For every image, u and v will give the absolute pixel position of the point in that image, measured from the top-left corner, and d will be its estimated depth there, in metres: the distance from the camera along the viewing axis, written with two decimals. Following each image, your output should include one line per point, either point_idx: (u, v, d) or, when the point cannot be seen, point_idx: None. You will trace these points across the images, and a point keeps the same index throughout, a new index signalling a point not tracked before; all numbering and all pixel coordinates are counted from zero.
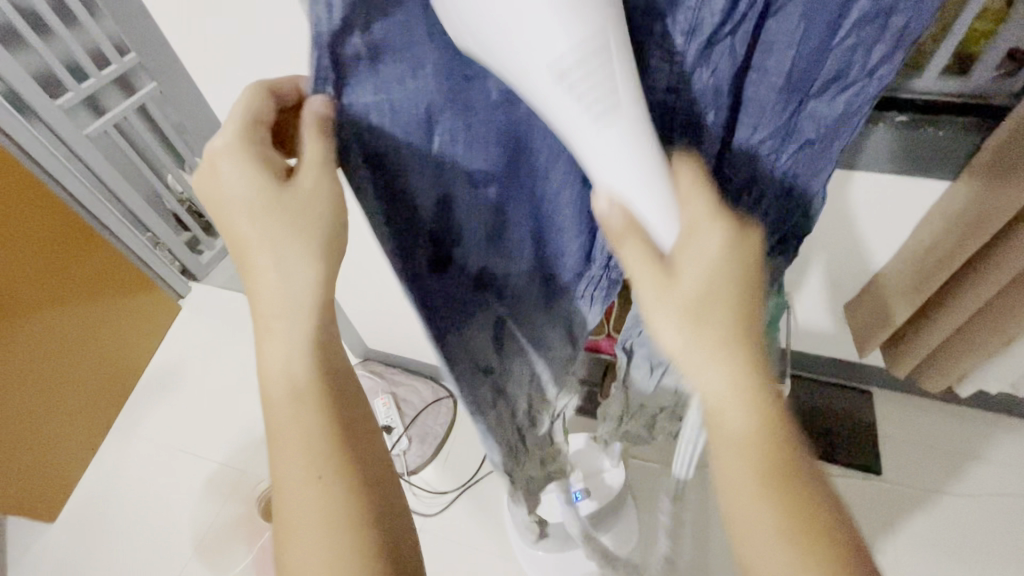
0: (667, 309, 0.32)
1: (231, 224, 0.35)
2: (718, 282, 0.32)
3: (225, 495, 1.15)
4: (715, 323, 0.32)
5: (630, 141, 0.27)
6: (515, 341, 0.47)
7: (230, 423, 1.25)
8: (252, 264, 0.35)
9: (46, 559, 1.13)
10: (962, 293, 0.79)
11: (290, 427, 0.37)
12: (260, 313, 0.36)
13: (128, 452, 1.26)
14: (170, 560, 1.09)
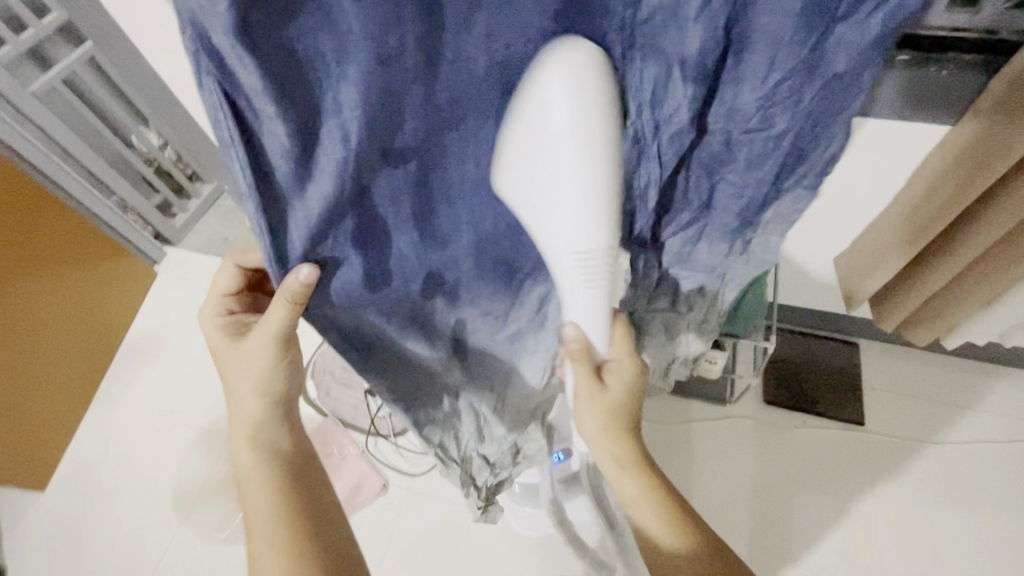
0: (600, 405, 0.54)
1: (227, 375, 0.57)
2: (630, 392, 0.55)
3: (213, 461, 1.16)
4: (620, 416, 0.56)
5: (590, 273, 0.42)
6: (470, 314, 0.48)
7: (214, 390, 1.24)
8: (235, 391, 0.57)
9: (40, 525, 1.14)
10: (956, 244, 0.76)
11: (258, 520, 0.54)
12: (236, 420, 0.57)
13: (114, 420, 1.25)
14: (162, 524, 1.10)
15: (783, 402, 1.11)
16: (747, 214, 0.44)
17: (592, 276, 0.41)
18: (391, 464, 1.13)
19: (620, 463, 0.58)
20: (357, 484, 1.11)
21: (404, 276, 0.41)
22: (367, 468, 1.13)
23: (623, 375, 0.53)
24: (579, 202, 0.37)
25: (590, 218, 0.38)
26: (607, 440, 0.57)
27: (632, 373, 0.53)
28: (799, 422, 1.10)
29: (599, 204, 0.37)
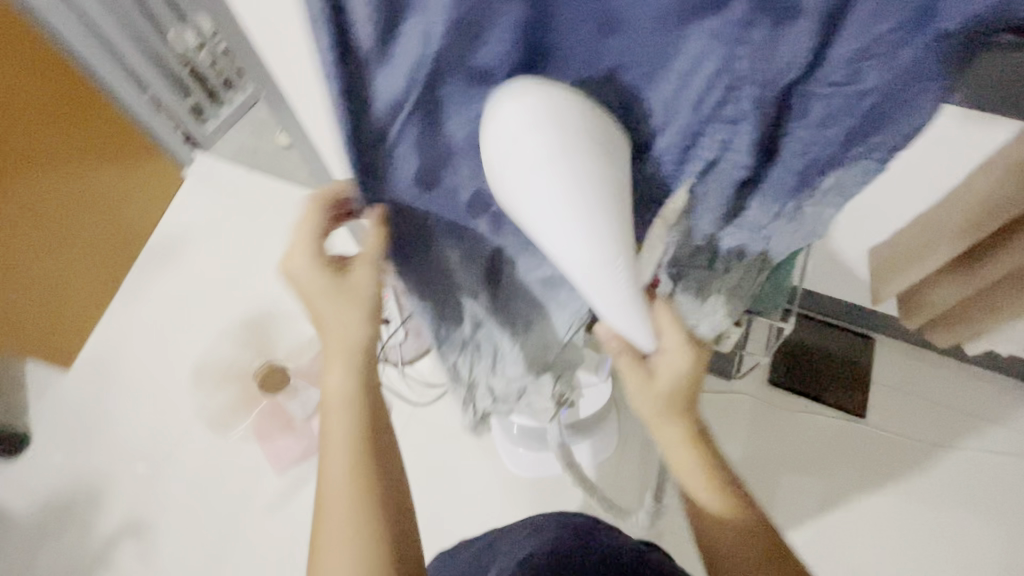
0: (654, 392, 0.56)
1: (317, 297, 0.54)
2: (684, 379, 0.56)
3: (227, 365, 1.20)
4: (680, 399, 0.58)
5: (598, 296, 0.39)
6: (509, 245, 0.47)
7: (232, 298, 1.27)
8: (327, 315, 0.55)
9: (62, 401, 1.21)
10: (975, 266, 0.77)
11: (338, 440, 0.55)
12: (330, 344, 0.56)
13: (136, 313, 1.29)
14: (176, 416, 1.16)
15: (787, 385, 1.11)
16: (804, 176, 0.41)
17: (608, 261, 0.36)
18: (395, 391, 1.17)
19: (681, 443, 0.59)
20: None
21: (449, 196, 0.42)
22: None
23: (676, 363, 0.55)
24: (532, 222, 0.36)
25: (581, 223, 0.35)
26: (664, 417, 0.58)
27: (685, 359, 0.55)
28: (797, 405, 1.11)
29: (598, 206, 0.35)
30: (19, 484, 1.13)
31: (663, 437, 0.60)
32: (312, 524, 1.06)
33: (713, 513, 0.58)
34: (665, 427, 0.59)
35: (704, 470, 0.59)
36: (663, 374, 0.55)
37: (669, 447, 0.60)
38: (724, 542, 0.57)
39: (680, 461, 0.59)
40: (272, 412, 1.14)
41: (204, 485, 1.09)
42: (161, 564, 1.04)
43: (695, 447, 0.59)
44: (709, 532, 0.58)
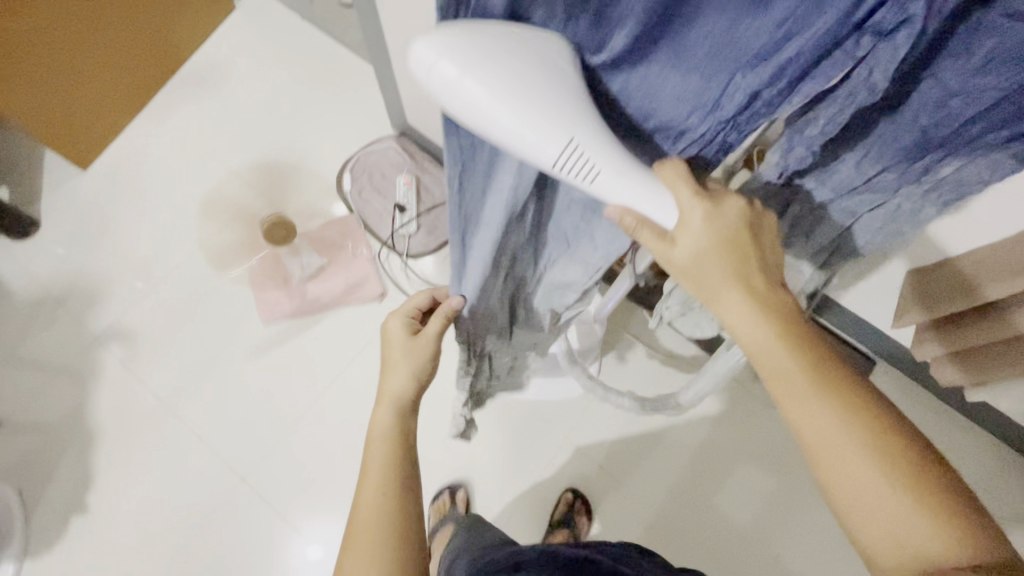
0: (678, 265, 0.42)
1: (389, 362, 0.60)
2: (713, 246, 0.41)
3: (239, 209, 1.19)
4: (713, 274, 0.42)
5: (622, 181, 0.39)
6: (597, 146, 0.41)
7: (257, 145, 1.25)
8: (390, 372, 0.60)
9: (75, 199, 1.21)
10: (961, 326, 0.79)
11: (373, 465, 0.55)
12: (384, 395, 0.59)
13: (160, 133, 1.27)
14: (181, 243, 1.17)
15: None
16: (928, 141, 0.37)
17: (589, 173, 0.38)
18: (394, 279, 1.17)
19: (757, 320, 0.41)
20: (359, 282, 1.15)
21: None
22: (372, 272, 1.16)
23: (690, 223, 0.40)
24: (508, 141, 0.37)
25: (534, 130, 0.36)
26: (713, 298, 0.42)
27: (699, 218, 0.40)
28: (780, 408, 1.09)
29: (541, 101, 0.35)
30: (21, 267, 1.16)
31: (720, 312, 0.43)
32: (288, 378, 1.09)
33: (814, 412, 0.40)
34: (722, 297, 0.42)
35: (788, 356, 0.41)
36: (684, 245, 0.41)
37: (732, 324, 0.42)
38: (835, 451, 0.39)
39: (756, 349, 0.42)
40: (274, 265, 1.15)
41: (193, 316, 1.12)
42: (141, 375, 1.09)
43: (770, 320, 0.41)
44: (811, 441, 0.40)
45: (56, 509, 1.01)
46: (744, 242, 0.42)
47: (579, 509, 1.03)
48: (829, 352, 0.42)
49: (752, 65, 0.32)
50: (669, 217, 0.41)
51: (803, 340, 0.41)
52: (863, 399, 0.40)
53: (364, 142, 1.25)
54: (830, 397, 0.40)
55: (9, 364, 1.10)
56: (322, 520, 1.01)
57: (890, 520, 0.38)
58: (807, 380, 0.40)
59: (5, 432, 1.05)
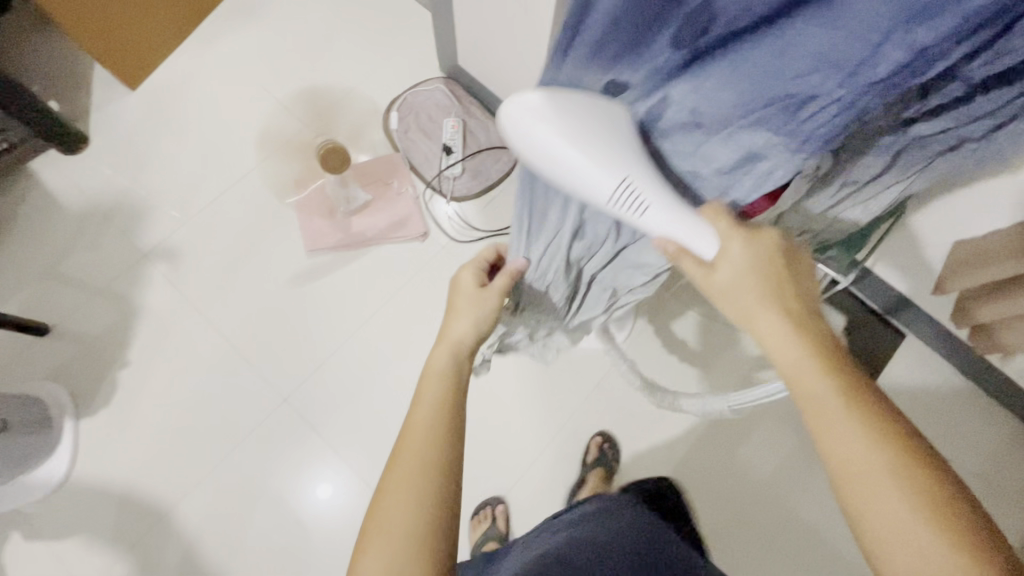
0: (717, 289, 0.49)
1: (456, 303, 0.64)
2: (752, 271, 0.47)
3: (286, 140, 1.20)
4: (751, 298, 0.47)
5: (673, 209, 0.46)
6: (677, 138, 0.45)
7: (305, 78, 1.24)
8: (456, 315, 0.63)
9: (122, 119, 1.22)
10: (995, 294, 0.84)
11: (425, 403, 0.53)
12: (445, 339, 0.61)
13: (207, 59, 1.26)
14: (227, 170, 1.18)
15: None
16: None
17: (640, 207, 0.45)
18: (436, 221, 1.17)
19: (789, 336, 0.45)
20: (401, 221, 1.16)
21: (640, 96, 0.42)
22: (415, 212, 1.17)
23: (735, 255, 0.47)
24: (582, 185, 0.44)
25: (601, 173, 0.43)
26: (751, 315, 0.47)
27: (741, 247, 0.47)
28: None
29: (607, 153, 0.42)
30: (69, 180, 1.17)
31: (758, 332, 0.47)
32: (329, 308, 1.12)
33: (847, 435, 0.41)
34: (758, 316, 0.47)
35: (824, 381, 0.43)
36: (723, 272, 0.48)
37: (769, 344, 0.46)
38: (865, 478, 0.40)
39: (791, 372, 0.44)
40: (319, 198, 1.16)
41: (237, 242, 1.14)
42: (187, 293, 1.11)
43: (808, 347, 0.45)
44: (842, 465, 0.41)
45: (103, 414, 1.05)
46: (780, 270, 0.48)
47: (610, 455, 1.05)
48: (868, 386, 0.43)
49: (918, 22, 0.29)
50: (709, 247, 0.48)
51: (840, 369, 0.43)
52: (898, 433, 0.41)
53: (411, 83, 1.25)
54: (864, 426, 0.41)
55: (57, 275, 1.12)
56: (357, 445, 1.05)
57: (919, 561, 0.37)
58: (842, 406, 0.41)
59: (53, 338, 1.08)
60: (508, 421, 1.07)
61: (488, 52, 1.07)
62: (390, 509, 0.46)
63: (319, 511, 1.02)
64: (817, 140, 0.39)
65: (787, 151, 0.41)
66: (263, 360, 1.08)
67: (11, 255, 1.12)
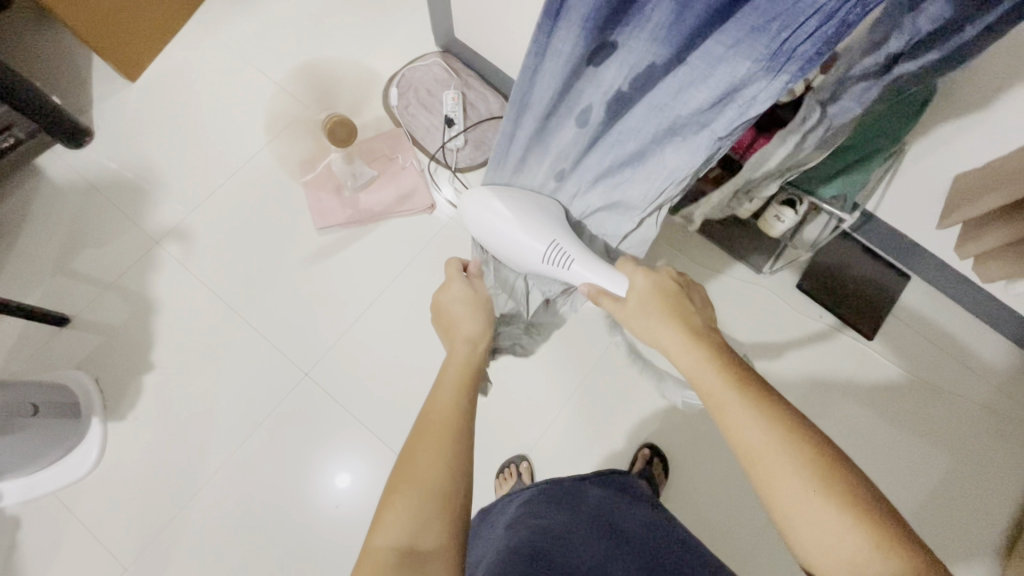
0: (625, 312, 0.59)
1: (450, 312, 0.69)
2: (652, 296, 0.56)
3: (290, 123, 1.22)
4: (655, 315, 0.54)
5: (589, 264, 0.64)
6: (648, 111, 0.49)
7: (304, 62, 1.26)
8: (457, 320, 0.68)
9: (126, 110, 1.23)
10: (985, 231, 0.85)
11: (449, 382, 0.57)
12: (458, 333, 0.66)
13: (205, 48, 1.27)
14: (233, 155, 1.19)
15: (810, 294, 1.11)
16: None
17: (565, 261, 0.65)
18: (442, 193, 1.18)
19: (684, 345, 0.51)
20: (409, 194, 1.18)
21: (629, 55, 0.45)
22: (421, 184, 1.18)
23: (636, 281, 0.59)
24: (522, 244, 0.67)
25: (528, 238, 0.66)
26: (655, 326, 0.54)
27: (643, 279, 0.58)
28: (842, 333, 1.10)
29: (530, 222, 0.66)
30: (77, 175, 1.18)
31: (666, 346, 0.52)
32: (341, 285, 1.13)
33: (744, 421, 0.43)
34: (662, 331, 0.53)
35: (720, 377, 0.47)
36: (631, 301, 0.58)
37: (672, 354, 0.51)
38: (766, 462, 0.42)
39: (694, 368, 0.49)
40: (326, 177, 1.18)
41: (246, 225, 1.15)
42: (201, 277, 1.13)
43: (704, 348, 0.50)
44: (746, 449, 0.43)
45: (131, 398, 1.07)
46: (677, 298, 0.55)
47: (657, 470, 1.02)
48: (762, 381, 0.47)
49: None
50: (621, 287, 0.61)
51: (735, 367, 0.48)
52: (791, 416, 0.44)
53: (408, 60, 1.25)
54: (768, 411, 0.44)
55: (73, 268, 1.13)
56: (378, 415, 1.07)
57: (823, 530, 0.39)
58: (737, 397, 0.45)
59: (73, 328, 1.10)
60: (524, 383, 1.09)
61: (483, 22, 1.07)
62: (425, 464, 0.48)
63: (342, 494, 1.03)
64: (798, 61, 0.37)
65: (767, 75, 0.39)
66: (282, 337, 1.10)
67: (25, 248, 1.14)
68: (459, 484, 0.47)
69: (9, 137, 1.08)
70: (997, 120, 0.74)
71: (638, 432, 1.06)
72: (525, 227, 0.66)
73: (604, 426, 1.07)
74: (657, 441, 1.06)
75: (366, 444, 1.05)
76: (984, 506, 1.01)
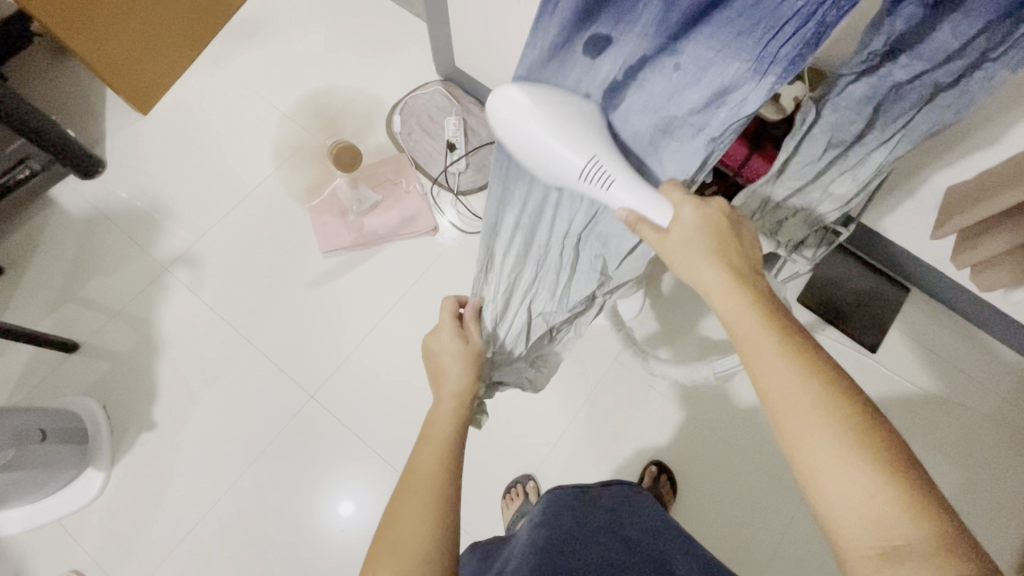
0: (664, 249, 0.51)
1: (440, 357, 0.69)
2: (696, 235, 0.50)
3: (296, 151, 1.25)
4: (699, 254, 0.50)
5: (633, 188, 0.49)
6: (643, 108, 0.48)
7: (310, 92, 1.30)
8: (446, 366, 0.68)
9: (138, 140, 1.27)
10: (980, 240, 0.86)
11: (435, 438, 0.58)
12: (446, 384, 0.66)
13: (214, 81, 1.32)
14: (240, 182, 1.23)
15: (811, 306, 1.12)
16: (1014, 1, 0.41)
17: (605, 181, 0.49)
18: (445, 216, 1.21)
19: (720, 288, 0.49)
20: (412, 217, 1.20)
21: (623, 49, 0.44)
22: (424, 208, 1.20)
23: (683, 219, 0.49)
24: (557, 150, 0.48)
25: (562, 146, 0.48)
26: (690, 264, 0.50)
27: (692, 212, 0.49)
28: (836, 339, 1.11)
29: (569, 126, 0.47)
30: (88, 206, 1.21)
31: (705, 288, 0.50)
32: (348, 306, 1.15)
33: (777, 368, 0.43)
34: (703, 269, 0.50)
35: (759, 324, 0.46)
36: (676, 237, 0.50)
37: (712, 294, 0.49)
38: (796, 410, 0.41)
39: (732, 313, 0.48)
40: (331, 202, 1.20)
41: (253, 249, 1.18)
42: (208, 301, 1.14)
43: (745, 293, 0.48)
44: (777, 396, 0.42)
45: (138, 423, 1.07)
46: (724, 232, 0.51)
47: (665, 486, 1.01)
48: (804, 333, 0.46)
49: None
50: (663, 216, 0.49)
51: (778, 316, 0.46)
52: (828, 368, 0.42)
53: (411, 89, 1.29)
54: (803, 364, 0.43)
55: (82, 296, 1.15)
56: (383, 437, 1.07)
57: (854, 486, 0.38)
58: (774, 345, 0.44)
59: (82, 355, 1.11)
60: (529, 401, 1.09)
61: (483, 51, 1.11)
62: (407, 530, 0.48)
63: (347, 520, 1.02)
64: (782, 62, 0.39)
65: (753, 77, 0.41)
66: (288, 360, 1.11)
67: (37, 276, 1.16)
68: (443, 553, 0.47)
69: (25, 167, 1.11)
70: (980, 133, 0.77)
71: (645, 450, 1.06)
72: (556, 131, 0.47)
73: (609, 444, 1.06)
74: (664, 459, 1.05)
75: (371, 469, 1.05)
76: (998, 520, 1.00)
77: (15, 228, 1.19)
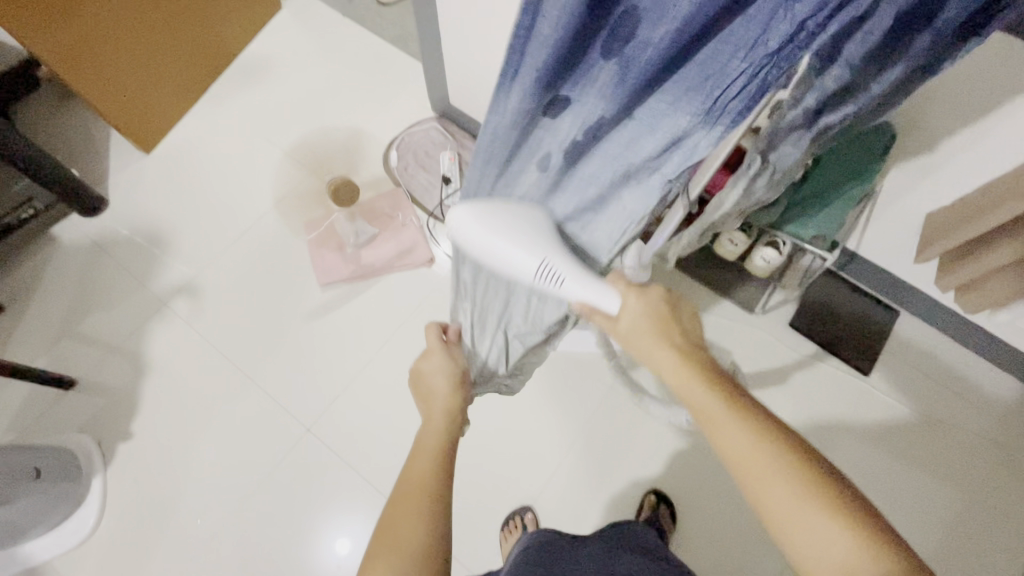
0: (615, 333, 0.59)
1: (428, 375, 0.70)
2: (642, 321, 0.56)
3: (295, 185, 1.28)
4: (643, 339, 0.55)
5: (583, 280, 0.57)
6: (603, 157, 0.51)
7: (309, 130, 1.34)
8: (433, 386, 0.68)
9: (140, 178, 1.30)
10: (959, 264, 0.89)
11: (427, 449, 0.59)
12: (433, 401, 0.67)
13: (216, 120, 1.36)
14: (240, 217, 1.25)
15: (803, 331, 1.13)
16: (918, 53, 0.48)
17: (557, 279, 0.56)
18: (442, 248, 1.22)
19: (672, 361, 0.53)
20: (409, 249, 1.22)
21: (582, 108, 0.48)
22: (420, 239, 1.23)
23: (628, 307, 0.57)
24: (512, 264, 0.56)
25: (515, 261, 0.55)
26: (640, 344, 0.56)
27: (636, 302, 0.57)
28: (835, 367, 1.11)
29: (521, 241, 0.55)
30: (90, 242, 1.23)
31: (655, 362, 0.54)
32: (347, 337, 1.16)
33: (732, 432, 0.46)
34: (653, 349, 0.54)
35: (706, 392, 0.49)
36: (624, 323, 0.57)
37: (663, 372, 0.53)
38: (754, 468, 0.44)
39: (682, 385, 0.51)
40: (329, 235, 1.23)
41: (251, 282, 1.19)
42: (207, 335, 1.15)
43: (690, 367, 0.51)
44: (735, 459, 0.45)
45: (133, 459, 1.06)
46: (664, 313, 0.56)
47: (665, 515, 1.00)
48: (746, 394, 0.49)
49: None
50: (613, 305, 0.57)
51: (723, 382, 0.50)
52: (777, 429, 0.46)
53: (408, 126, 1.33)
54: (756, 425, 0.46)
55: (81, 331, 1.15)
56: (381, 469, 1.06)
57: (816, 533, 0.41)
58: (725, 406, 0.47)
59: (79, 391, 1.11)
60: (527, 429, 1.09)
61: (477, 90, 1.16)
62: (404, 528, 0.49)
63: (344, 555, 1.00)
64: (731, 115, 0.42)
65: (706, 127, 0.44)
66: (285, 393, 1.11)
67: (37, 312, 1.17)
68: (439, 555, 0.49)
69: (28, 208, 1.14)
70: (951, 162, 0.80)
71: (644, 478, 1.05)
72: (508, 240, 0.55)
73: (608, 472, 1.06)
74: (663, 487, 1.05)
75: (369, 504, 1.04)
76: (1001, 544, 0.99)
77: (17, 265, 1.21)
